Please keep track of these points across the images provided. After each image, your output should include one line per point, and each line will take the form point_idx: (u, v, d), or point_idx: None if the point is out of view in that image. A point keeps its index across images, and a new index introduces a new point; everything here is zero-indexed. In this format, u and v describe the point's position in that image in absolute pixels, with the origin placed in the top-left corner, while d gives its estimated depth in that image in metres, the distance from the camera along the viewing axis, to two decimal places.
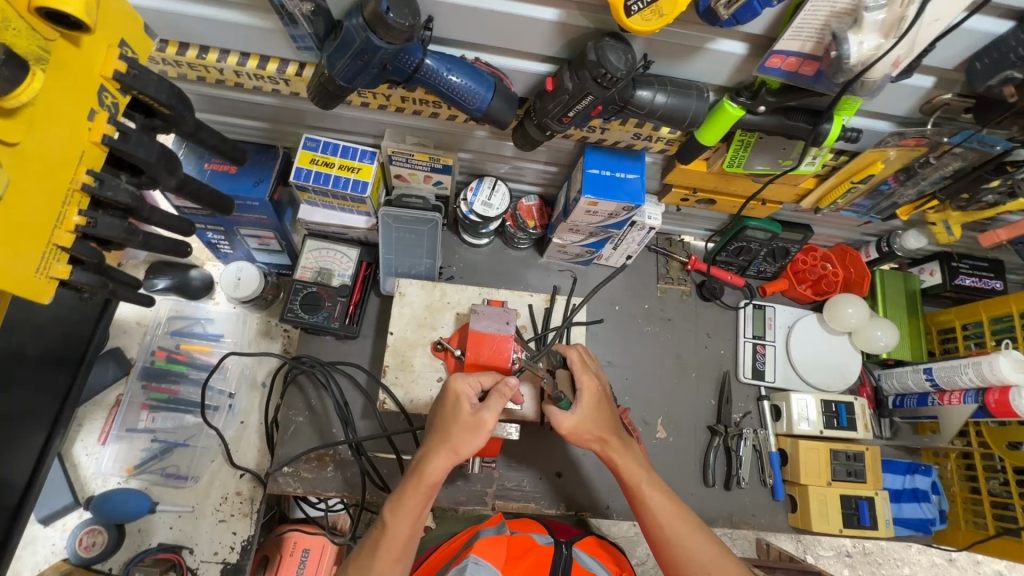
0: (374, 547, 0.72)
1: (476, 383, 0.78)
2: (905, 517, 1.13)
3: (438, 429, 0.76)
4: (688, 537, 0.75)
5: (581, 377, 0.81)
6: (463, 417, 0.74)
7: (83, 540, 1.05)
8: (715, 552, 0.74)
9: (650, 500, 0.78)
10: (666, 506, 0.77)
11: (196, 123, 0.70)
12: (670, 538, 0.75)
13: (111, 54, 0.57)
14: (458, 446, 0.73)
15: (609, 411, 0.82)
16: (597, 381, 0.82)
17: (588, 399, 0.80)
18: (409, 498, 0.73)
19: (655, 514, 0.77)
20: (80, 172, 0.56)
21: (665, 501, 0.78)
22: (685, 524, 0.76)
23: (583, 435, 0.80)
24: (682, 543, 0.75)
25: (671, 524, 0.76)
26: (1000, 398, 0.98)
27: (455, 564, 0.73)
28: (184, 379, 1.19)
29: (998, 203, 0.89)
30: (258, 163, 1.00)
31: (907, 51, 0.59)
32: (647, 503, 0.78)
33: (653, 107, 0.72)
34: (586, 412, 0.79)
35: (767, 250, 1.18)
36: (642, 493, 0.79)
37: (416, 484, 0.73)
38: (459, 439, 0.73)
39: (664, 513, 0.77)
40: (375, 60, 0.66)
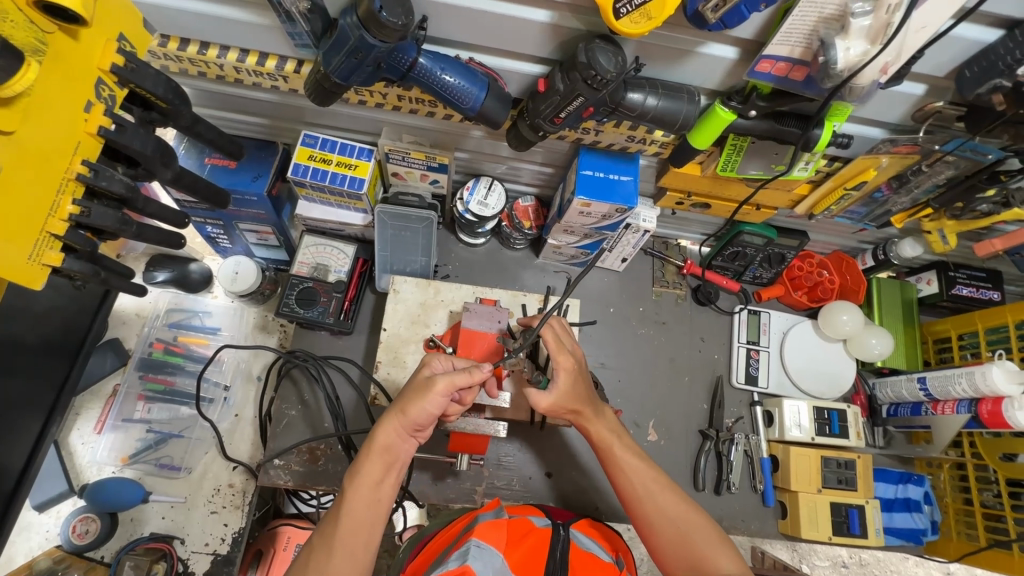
0: (335, 514, 0.72)
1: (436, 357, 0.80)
2: (896, 527, 1.13)
3: (395, 398, 0.77)
4: (659, 492, 0.77)
5: (559, 358, 0.81)
6: (417, 380, 0.76)
7: (76, 528, 1.06)
8: (684, 507, 0.76)
9: (622, 459, 0.80)
10: (637, 464, 0.79)
11: (193, 117, 0.72)
12: (642, 493, 0.77)
13: (109, 48, 0.59)
14: (405, 406, 0.74)
15: (584, 382, 0.84)
16: (573, 360, 0.82)
17: (566, 374, 0.81)
18: (364, 462, 0.73)
19: (627, 473, 0.79)
20: (75, 162, 0.57)
21: (636, 461, 0.80)
22: (656, 480, 0.78)
23: (562, 409, 0.82)
24: (654, 498, 0.76)
25: (642, 480, 0.78)
26: (993, 409, 0.97)
27: (456, 549, 0.71)
28: (181, 371, 1.20)
29: (993, 212, 0.88)
30: (257, 158, 1.01)
31: (894, 57, 0.59)
32: (619, 463, 0.80)
33: (644, 109, 0.73)
34: (564, 389, 0.80)
35: (763, 255, 1.18)
36: (614, 455, 0.81)
37: (371, 450, 0.74)
38: (407, 400, 0.74)
39: (635, 470, 0.79)
40: (369, 58, 0.67)
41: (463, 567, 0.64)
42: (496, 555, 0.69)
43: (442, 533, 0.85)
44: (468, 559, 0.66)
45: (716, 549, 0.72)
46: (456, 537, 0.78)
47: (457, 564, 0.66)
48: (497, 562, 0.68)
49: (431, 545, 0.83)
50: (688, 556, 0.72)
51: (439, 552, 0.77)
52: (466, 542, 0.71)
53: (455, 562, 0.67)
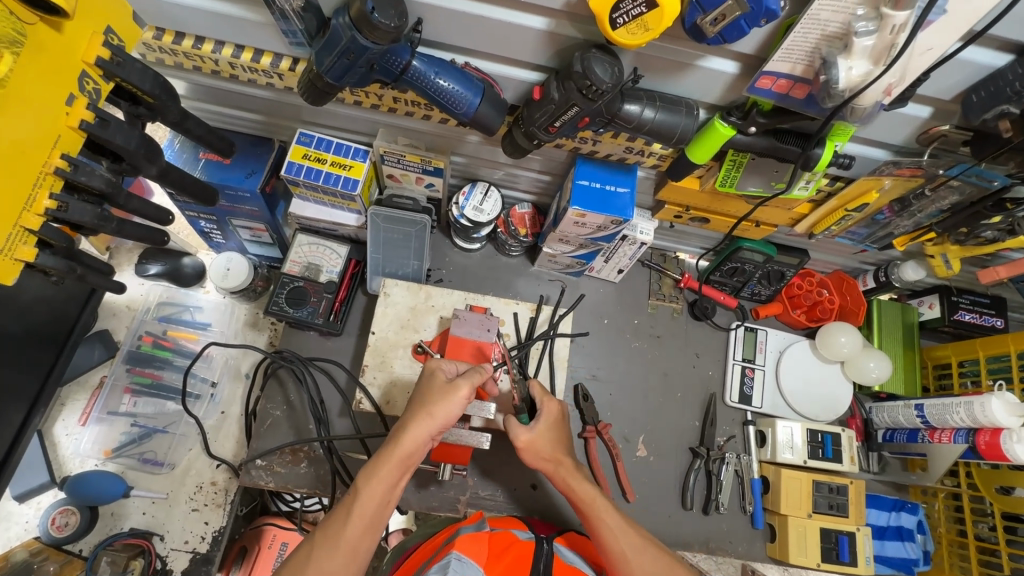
0: (343, 515, 0.69)
1: (452, 365, 0.81)
2: (887, 556, 1.10)
3: (416, 401, 0.76)
4: (644, 550, 0.75)
5: (545, 403, 0.84)
6: (439, 384, 0.76)
7: (55, 520, 1.05)
8: (667, 564, 0.75)
9: (605, 515, 0.77)
10: (620, 522, 0.77)
11: (182, 112, 0.71)
12: (627, 553, 0.74)
13: (95, 41, 0.58)
14: (435, 410, 0.73)
15: (563, 432, 0.84)
16: (558, 406, 0.85)
17: (549, 417, 0.83)
18: (382, 464, 0.71)
19: (611, 530, 0.76)
20: (54, 156, 0.57)
21: (619, 517, 0.78)
22: (639, 537, 0.76)
23: (537, 453, 0.81)
24: (639, 557, 0.74)
25: (626, 539, 0.75)
26: (991, 441, 0.95)
27: (436, 562, 0.70)
28: (169, 365, 1.19)
29: (997, 239, 0.87)
30: (252, 155, 1.00)
31: (898, 79, 0.58)
32: (602, 520, 0.77)
33: (641, 121, 0.71)
34: (545, 430, 0.82)
35: (762, 272, 1.16)
36: (597, 511, 0.78)
37: (391, 453, 0.72)
38: (435, 404, 0.73)
39: (619, 527, 0.77)
40: (362, 60, 0.66)
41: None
42: (477, 568, 0.68)
43: (423, 546, 0.83)
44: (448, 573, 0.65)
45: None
46: (437, 549, 0.77)
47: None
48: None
49: (413, 556, 0.82)
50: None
51: (421, 563, 0.76)
52: (447, 555, 0.70)
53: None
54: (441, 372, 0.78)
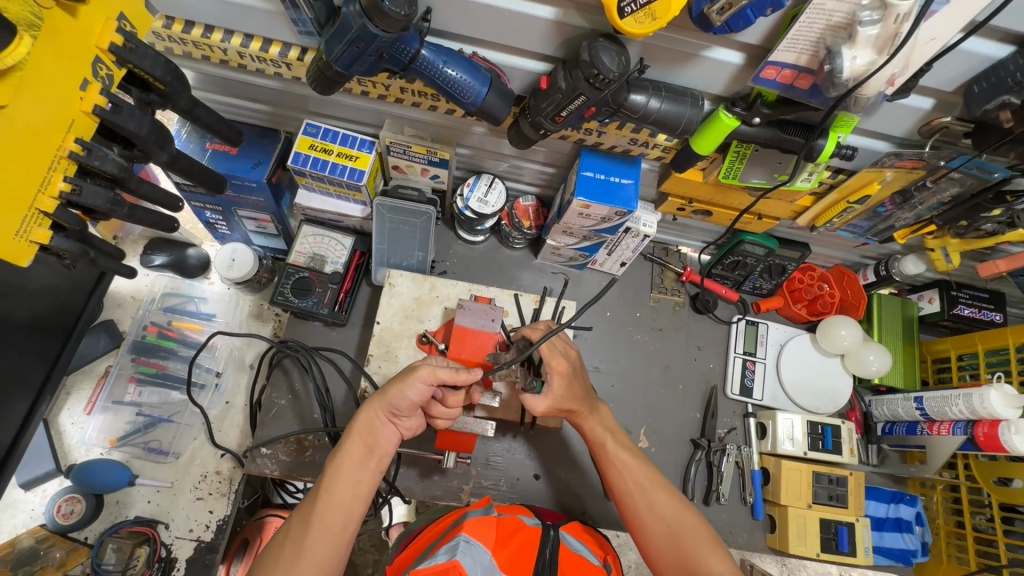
0: (312, 495, 0.72)
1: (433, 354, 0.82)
2: (886, 547, 1.11)
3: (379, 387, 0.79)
4: (649, 489, 0.80)
5: (552, 361, 0.81)
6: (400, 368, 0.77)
7: (60, 507, 1.06)
8: (674, 502, 0.80)
9: (615, 455, 0.84)
10: (629, 462, 0.83)
11: (192, 100, 0.71)
12: (633, 490, 0.81)
13: (108, 27, 0.59)
14: (387, 390, 0.74)
15: (580, 381, 0.85)
16: (567, 363, 0.82)
17: (561, 375, 0.81)
18: (344, 444, 0.74)
19: (619, 469, 0.83)
20: (68, 140, 0.57)
21: (628, 457, 0.84)
22: (646, 477, 0.82)
23: (558, 408, 0.83)
24: (644, 494, 0.80)
25: (633, 477, 0.82)
26: (989, 432, 0.96)
27: (444, 543, 0.71)
28: (174, 355, 1.20)
29: (997, 232, 0.88)
30: (258, 145, 1.00)
31: (902, 69, 0.59)
32: (612, 460, 0.84)
33: (646, 111, 0.72)
34: (560, 388, 0.82)
35: (764, 266, 1.16)
36: (606, 452, 0.85)
37: (353, 434, 0.74)
38: (389, 385, 0.75)
39: (627, 466, 0.83)
40: (371, 48, 0.67)
41: (452, 562, 0.63)
42: (484, 552, 0.69)
43: (429, 528, 0.85)
44: (457, 555, 0.66)
45: (704, 546, 0.75)
46: (444, 532, 0.79)
47: (445, 557, 0.66)
48: (486, 560, 0.68)
49: (417, 540, 0.83)
50: (677, 551, 0.75)
51: (427, 545, 0.78)
52: (455, 537, 0.71)
53: (444, 557, 0.66)
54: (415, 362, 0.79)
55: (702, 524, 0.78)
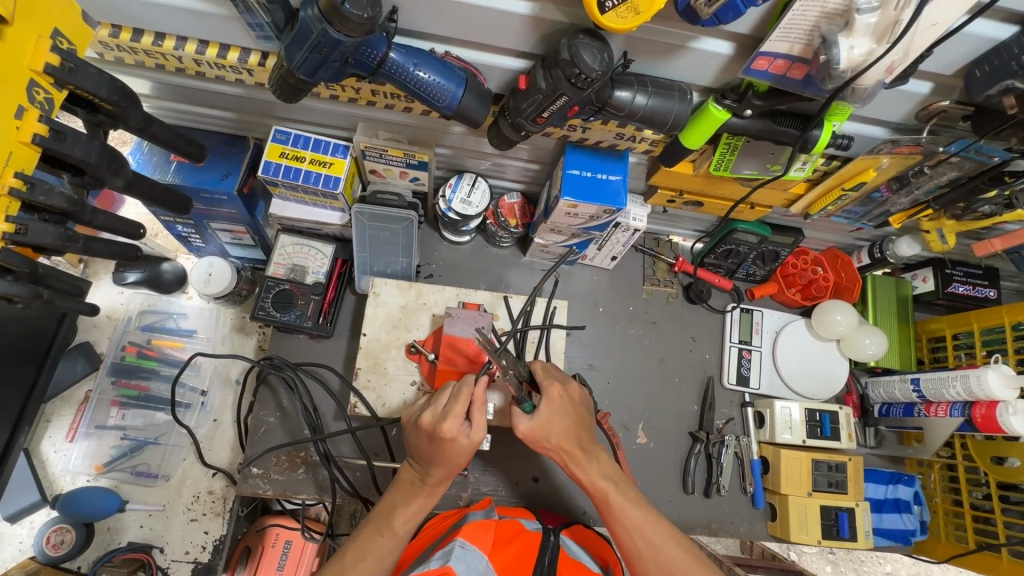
0: (380, 555, 0.71)
1: (457, 412, 0.71)
2: (886, 528, 1.11)
3: (440, 457, 0.72)
4: (662, 547, 0.71)
5: (548, 385, 0.80)
6: (463, 444, 0.72)
7: (50, 538, 1.03)
8: (690, 561, 0.71)
9: (621, 512, 0.74)
10: (637, 517, 0.74)
11: (146, 117, 0.66)
12: (643, 551, 0.72)
13: (42, 47, 0.54)
14: (460, 464, 0.74)
15: (571, 415, 0.80)
16: (561, 388, 0.81)
17: (552, 403, 0.79)
18: (421, 509, 0.74)
19: (627, 528, 0.73)
20: (7, 176, 0.53)
21: (641, 512, 0.74)
22: (656, 534, 0.73)
23: (545, 440, 0.78)
24: (656, 554, 0.71)
25: (643, 537, 0.72)
26: (987, 413, 0.96)
27: (441, 548, 0.71)
28: (157, 376, 1.15)
29: (994, 214, 0.86)
30: (225, 155, 0.95)
31: (902, 56, 0.55)
32: (617, 517, 0.74)
33: (633, 109, 0.68)
34: (549, 416, 0.78)
35: (757, 253, 1.14)
36: (612, 507, 0.75)
37: (431, 501, 0.76)
38: (461, 459, 0.73)
39: (634, 523, 0.73)
40: (336, 54, 0.62)
41: (445, 566, 0.63)
42: (480, 557, 0.68)
43: (430, 528, 0.86)
44: (450, 560, 0.65)
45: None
46: (445, 533, 0.80)
47: (439, 563, 0.65)
48: (481, 564, 0.67)
49: (414, 541, 0.84)
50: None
51: (427, 548, 0.78)
52: (451, 542, 0.71)
53: (437, 562, 0.66)
54: (462, 434, 0.71)
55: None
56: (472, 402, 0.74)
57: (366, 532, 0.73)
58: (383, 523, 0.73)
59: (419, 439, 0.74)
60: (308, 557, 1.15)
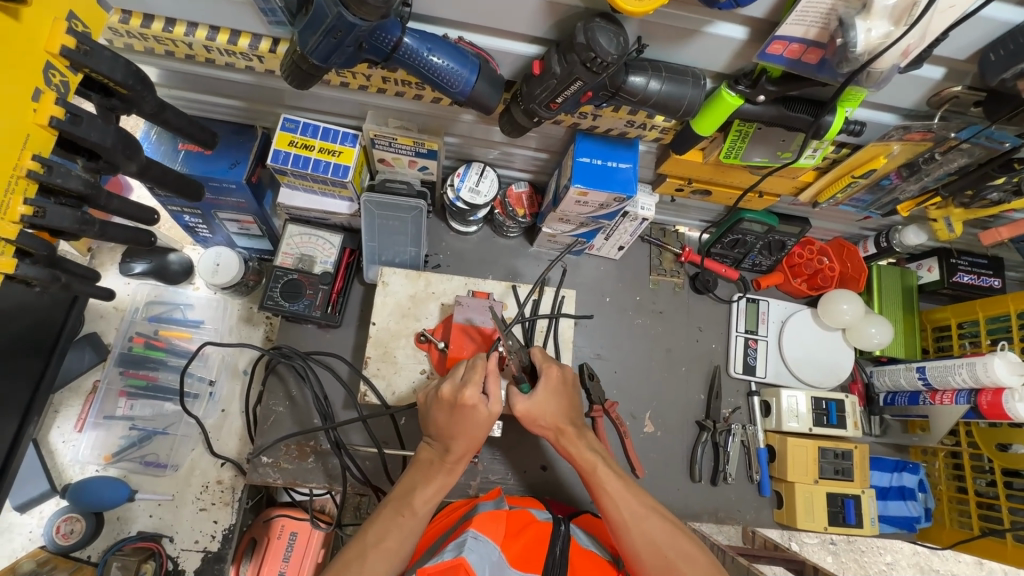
0: (402, 533, 0.71)
1: (477, 379, 0.74)
2: (891, 515, 1.13)
3: (457, 428, 0.74)
4: (646, 517, 0.73)
5: (546, 368, 0.81)
6: (480, 415, 0.73)
7: (60, 527, 1.03)
8: (672, 531, 0.73)
9: (606, 483, 0.75)
10: (620, 489, 0.75)
11: (159, 102, 0.66)
12: (627, 520, 0.72)
13: (58, 29, 0.54)
14: (476, 440, 0.75)
15: (567, 399, 0.81)
16: (560, 372, 0.81)
17: (549, 384, 0.80)
18: (440, 486, 0.75)
19: (611, 497, 0.74)
20: (25, 159, 0.53)
21: (624, 485, 0.76)
22: (640, 505, 0.74)
23: (540, 420, 0.80)
24: (639, 523, 0.72)
25: (627, 506, 0.73)
26: (993, 400, 0.96)
27: (453, 539, 0.70)
28: (164, 366, 1.15)
29: (1002, 201, 0.87)
30: (234, 144, 0.95)
31: (918, 40, 0.55)
32: (602, 487, 0.75)
33: (646, 94, 0.68)
34: (546, 397, 0.79)
35: (764, 243, 1.14)
36: (596, 478, 0.76)
37: (450, 480, 0.76)
38: (476, 432, 0.74)
39: (619, 494, 0.75)
40: (350, 38, 0.62)
41: (458, 559, 0.62)
42: (493, 548, 0.69)
43: (440, 518, 0.86)
44: (463, 551, 0.65)
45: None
46: (456, 524, 0.80)
47: (452, 555, 0.65)
48: (493, 556, 0.68)
49: (424, 533, 0.84)
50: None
51: (438, 538, 0.79)
52: (463, 533, 0.70)
53: (450, 554, 0.66)
54: (481, 402, 0.73)
55: (703, 554, 0.72)
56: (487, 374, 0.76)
57: (386, 513, 0.73)
58: (402, 503, 0.73)
59: (437, 413, 0.76)
60: (314, 546, 1.16)
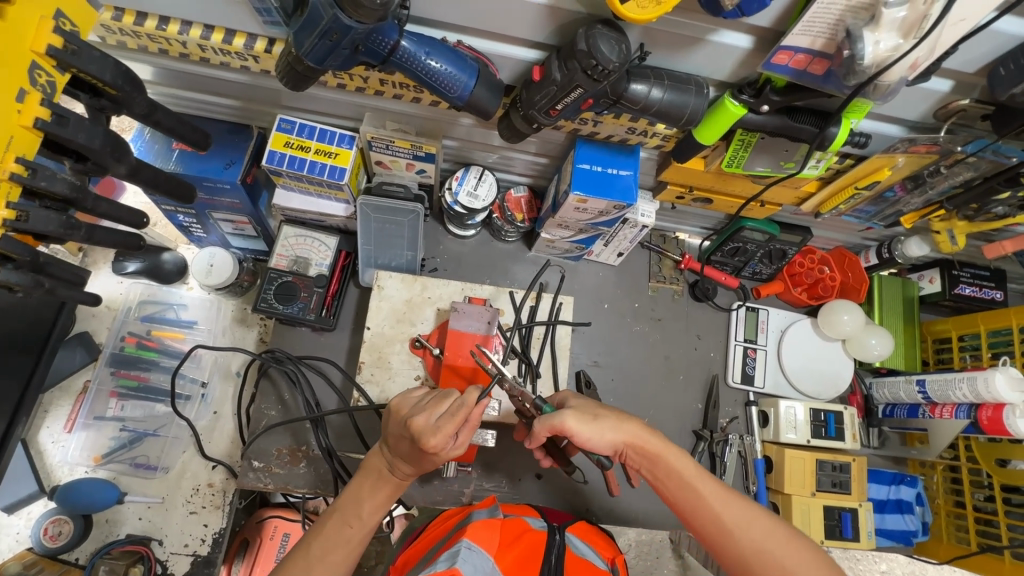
0: (346, 548, 0.68)
1: (450, 430, 0.65)
2: (888, 529, 1.12)
3: (411, 460, 0.69)
4: (754, 518, 0.66)
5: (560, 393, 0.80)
6: (437, 456, 0.68)
7: (48, 529, 1.02)
8: (788, 533, 0.65)
9: (700, 486, 0.69)
10: (719, 490, 0.69)
11: (150, 103, 0.64)
12: (731, 525, 0.66)
13: (44, 27, 0.52)
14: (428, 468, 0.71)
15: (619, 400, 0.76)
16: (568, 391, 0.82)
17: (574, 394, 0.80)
18: (388, 499, 0.72)
19: (710, 502, 0.68)
20: (9, 161, 0.51)
21: (717, 486, 0.69)
22: (744, 507, 0.67)
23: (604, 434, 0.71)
24: (748, 529, 0.65)
25: (728, 510, 0.67)
26: (993, 415, 0.95)
27: (446, 548, 0.69)
28: (156, 367, 1.14)
29: (1007, 215, 0.85)
30: (230, 144, 0.93)
31: (927, 53, 0.54)
32: (697, 491, 0.69)
33: (648, 102, 0.67)
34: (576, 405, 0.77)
35: (764, 251, 1.13)
36: (689, 482, 0.69)
37: (398, 490, 0.73)
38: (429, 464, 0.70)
39: (717, 497, 0.68)
40: (346, 40, 0.60)
41: (452, 569, 0.61)
42: (486, 558, 0.67)
43: (433, 527, 0.85)
44: (457, 562, 0.64)
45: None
46: (449, 533, 0.78)
47: (446, 566, 0.64)
48: (487, 565, 0.66)
49: (419, 540, 0.83)
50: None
51: (431, 546, 0.78)
52: (457, 542, 0.69)
53: (444, 564, 0.64)
54: (446, 449, 0.67)
55: (824, 558, 0.64)
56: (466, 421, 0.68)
57: (332, 525, 0.68)
58: (350, 513, 0.69)
59: (400, 434, 0.69)
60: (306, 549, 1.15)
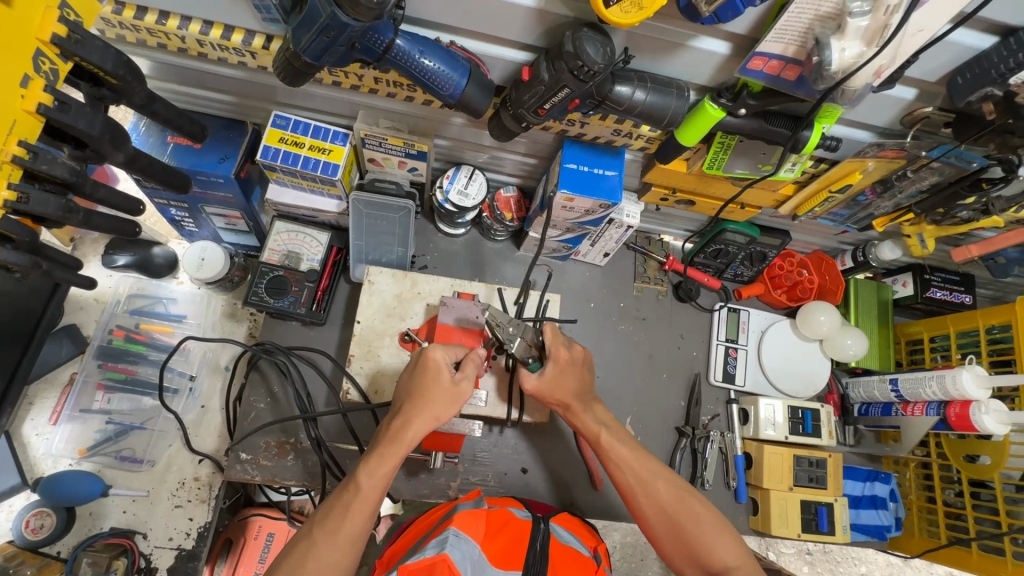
0: (347, 510, 0.69)
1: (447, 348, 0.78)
2: (862, 524, 1.17)
3: (414, 397, 0.75)
4: (651, 481, 0.76)
5: (555, 349, 0.80)
6: (441, 382, 0.75)
7: (29, 522, 1.01)
8: (682, 494, 0.76)
9: (612, 449, 0.80)
10: (627, 454, 0.79)
11: (149, 94, 0.66)
12: (633, 484, 0.77)
13: (49, 16, 0.54)
14: (441, 413, 0.74)
15: (577, 375, 0.82)
16: (569, 353, 0.80)
17: (558, 365, 0.80)
18: (387, 460, 0.72)
19: (618, 464, 0.79)
20: (11, 143, 0.53)
21: (628, 450, 0.79)
22: (648, 470, 0.78)
23: (549, 396, 0.82)
24: (646, 487, 0.76)
25: (630, 471, 0.78)
26: (961, 412, 0.99)
27: (433, 537, 0.70)
28: (144, 360, 1.14)
29: (971, 219, 0.90)
30: (225, 138, 0.95)
31: (890, 60, 0.58)
32: (609, 454, 0.80)
33: (632, 104, 0.70)
34: (555, 376, 0.80)
35: (745, 254, 1.17)
36: (603, 445, 0.80)
37: (402, 455, 0.73)
38: (440, 407, 0.74)
39: (627, 460, 0.79)
40: (342, 38, 0.62)
41: (441, 556, 0.63)
42: (473, 546, 0.69)
43: (419, 521, 0.86)
44: (446, 548, 0.65)
45: (715, 536, 0.73)
46: (435, 524, 0.79)
47: (434, 552, 0.65)
48: (474, 554, 0.68)
49: (408, 531, 0.84)
50: (685, 542, 0.73)
51: (417, 538, 0.78)
52: (444, 530, 0.71)
53: (433, 551, 0.66)
54: (446, 369, 0.76)
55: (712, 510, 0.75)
56: (466, 357, 0.79)
57: (336, 491, 0.72)
58: (350, 481, 0.72)
59: (406, 381, 0.78)
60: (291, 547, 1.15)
